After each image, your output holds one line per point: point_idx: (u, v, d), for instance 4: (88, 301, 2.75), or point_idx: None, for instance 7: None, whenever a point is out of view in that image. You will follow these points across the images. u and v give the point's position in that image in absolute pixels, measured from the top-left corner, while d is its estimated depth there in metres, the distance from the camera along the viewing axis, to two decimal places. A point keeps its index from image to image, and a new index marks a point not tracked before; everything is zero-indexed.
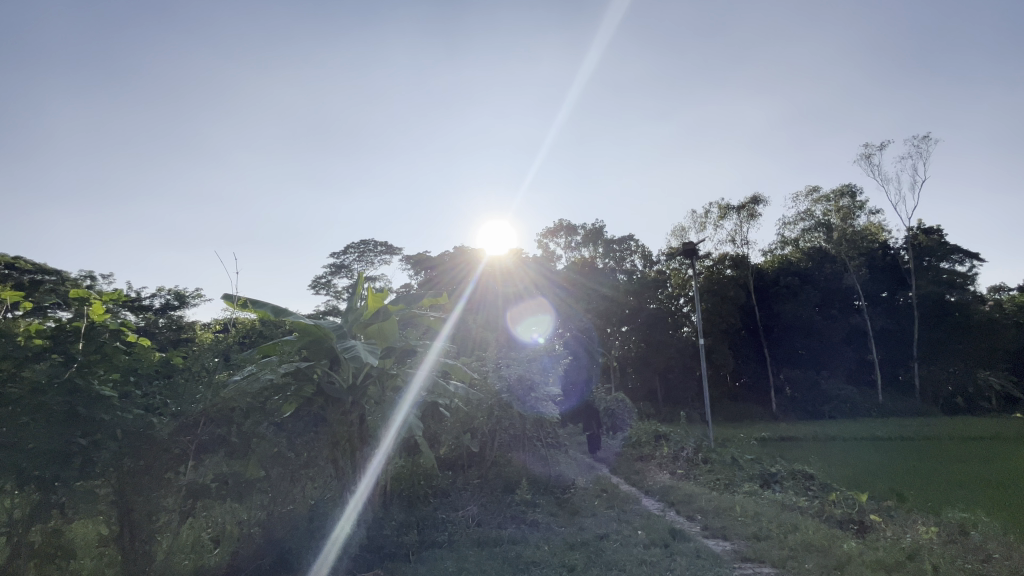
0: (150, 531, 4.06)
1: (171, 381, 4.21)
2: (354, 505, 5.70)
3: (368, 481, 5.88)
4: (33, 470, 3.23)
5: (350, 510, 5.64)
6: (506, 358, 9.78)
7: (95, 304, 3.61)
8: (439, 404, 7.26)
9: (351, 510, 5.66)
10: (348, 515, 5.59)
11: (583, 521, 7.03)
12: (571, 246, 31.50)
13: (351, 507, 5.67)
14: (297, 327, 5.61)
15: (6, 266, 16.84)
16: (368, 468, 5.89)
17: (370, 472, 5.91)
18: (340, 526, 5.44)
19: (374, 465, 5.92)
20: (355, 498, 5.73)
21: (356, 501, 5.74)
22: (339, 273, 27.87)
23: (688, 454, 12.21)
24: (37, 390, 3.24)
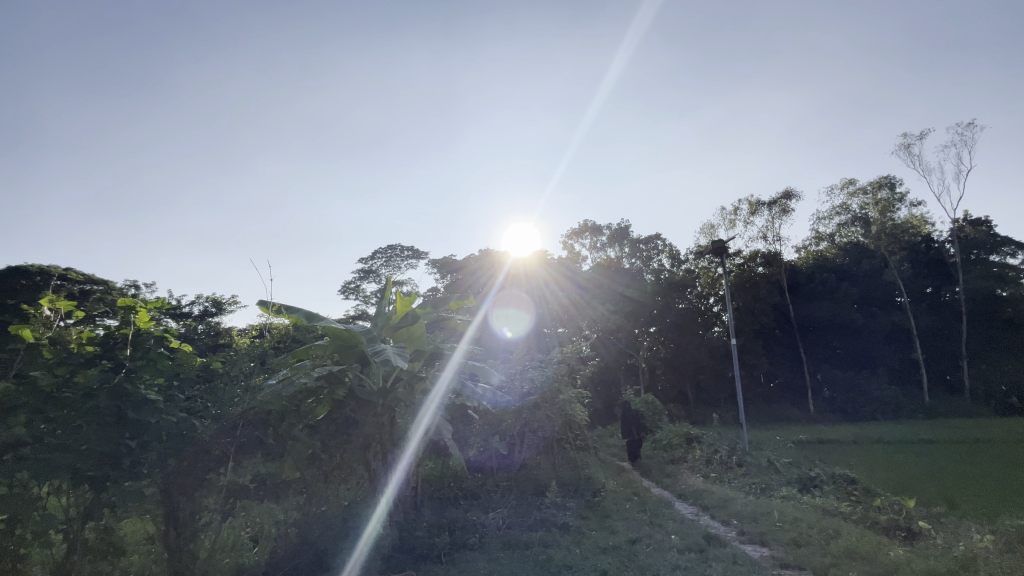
0: (194, 530, 4.23)
1: (212, 385, 4.36)
2: (383, 505, 5.91)
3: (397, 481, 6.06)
4: (86, 470, 3.41)
5: (379, 510, 5.86)
6: (532, 360, 9.86)
7: (141, 312, 3.76)
8: (469, 407, 7.31)
9: (380, 509, 5.88)
10: (377, 514, 5.81)
11: (615, 525, 6.94)
12: (596, 246, 31.27)
13: (380, 506, 5.89)
14: (328, 330, 5.76)
15: (59, 277, 17.89)
16: (397, 469, 6.04)
17: (399, 473, 6.05)
18: (370, 526, 5.64)
19: (401, 466, 6.05)
20: (384, 497, 5.96)
21: (385, 500, 5.96)
22: (368, 278, 28.42)
23: (722, 458, 11.93)
24: (89, 394, 3.41)
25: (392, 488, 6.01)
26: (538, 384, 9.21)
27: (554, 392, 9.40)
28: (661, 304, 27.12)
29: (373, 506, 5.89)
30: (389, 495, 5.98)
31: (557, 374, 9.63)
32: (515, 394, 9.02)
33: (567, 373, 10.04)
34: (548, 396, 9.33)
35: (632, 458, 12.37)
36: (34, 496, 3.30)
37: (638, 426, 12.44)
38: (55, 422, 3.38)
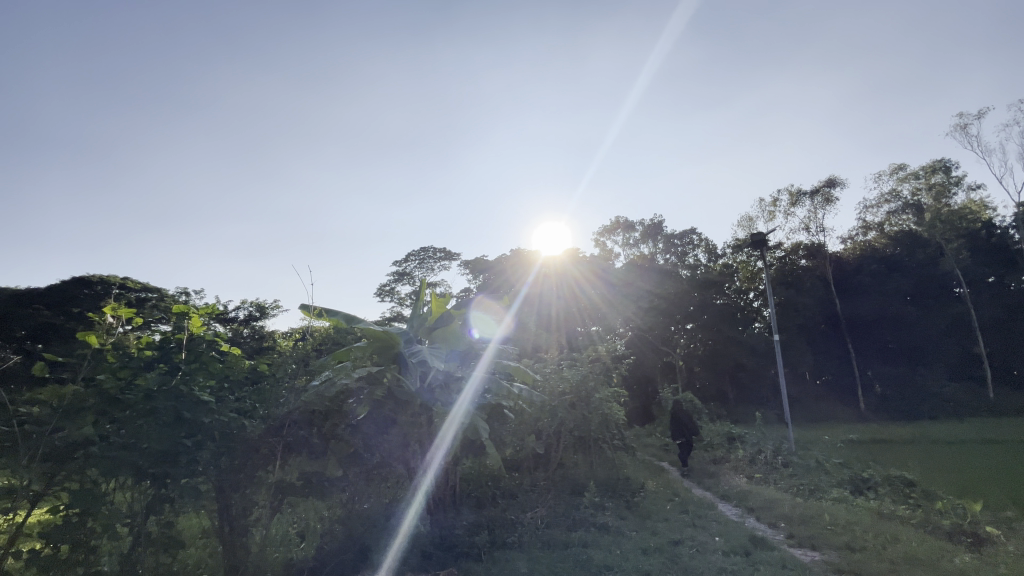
0: (246, 524, 4.45)
1: (260, 387, 4.57)
2: (416, 501, 6.03)
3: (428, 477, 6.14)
4: (148, 467, 3.59)
5: (412, 505, 5.99)
6: (566, 359, 9.94)
7: (195, 317, 3.95)
8: (504, 407, 7.37)
9: (412, 505, 6.00)
10: (410, 510, 5.94)
11: (655, 526, 6.82)
12: (629, 243, 30.82)
13: (412, 503, 6.00)
14: (367, 333, 5.95)
15: (119, 285, 19.07)
16: (428, 465, 6.11)
17: (430, 471, 6.14)
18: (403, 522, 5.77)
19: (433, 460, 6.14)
20: (416, 493, 6.06)
21: (417, 496, 6.06)
22: (402, 280, 28.96)
23: (767, 458, 11.55)
24: (149, 396, 3.60)
25: (423, 484, 6.09)
26: (574, 383, 9.19)
27: (589, 391, 9.33)
28: (698, 300, 26.45)
29: (405, 503, 6.00)
30: (422, 491, 6.09)
31: (592, 373, 9.55)
32: (551, 393, 9.04)
33: (603, 372, 9.94)
34: (584, 395, 9.27)
35: (683, 461, 11.72)
36: (102, 491, 3.47)
37: (691, 426, 11.83)
38: (119, 422, 3.56)
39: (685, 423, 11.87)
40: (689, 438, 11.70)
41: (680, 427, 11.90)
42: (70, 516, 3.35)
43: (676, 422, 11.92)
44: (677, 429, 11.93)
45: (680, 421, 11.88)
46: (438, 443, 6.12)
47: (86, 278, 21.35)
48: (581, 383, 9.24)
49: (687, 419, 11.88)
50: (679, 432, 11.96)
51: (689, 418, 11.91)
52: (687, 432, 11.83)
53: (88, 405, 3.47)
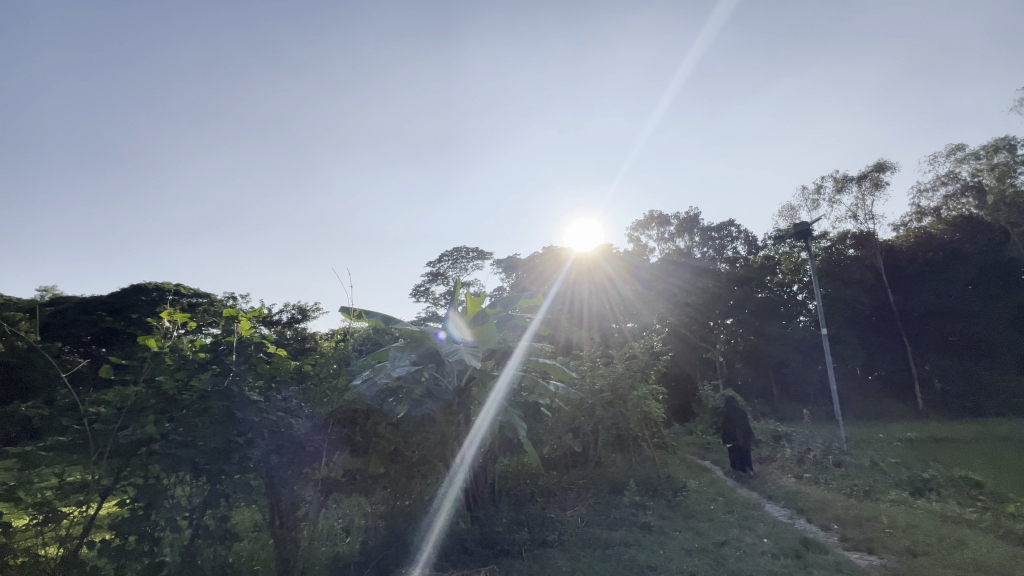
0: (295, 520, 4.61)
1: (304, 387, 4.72)
2: (442, 501, 6.05)
3: (456, 476, 6.18)
4: (204, 463, 3.77)
5: (439, 506, 6.00)
6: (602, 357, 9.84)
7: (243, 320, 4.13)
8: (541, 406, 7.36)
9: (438, 506, 5.99)
10: (438, 511, 5.97)
11: (700, 526, 6.65)
12: (664, 237, 30.18)
13: (438, 503, 6.01)
14: (405, 333, 6.14)
15: (173, 292, 20.18)
16: (456, 463, 6.13)
17: (458, 469, 6.15)
18: (430, 522, 5.80)
19: (463, 458, 6.15)
20: (443, 492, 6.08)
21: (444, 497, 6.08)
22: (437, 281, 29.37)
23: (816, 457, 11.07)
24: (204, 397, 3.78)
25: (449, 484, 6.11)
26: (611, 381, 9.11)
27: (626, 389, 9.19)
28: (738, 294, 25.65)
29: (435, 501, 6.00)
30: (450, 491, 6.11)
31: (630, 371, 9.41)
32: (588, 391, 8.99)
33: (641, 369, 9.78)
34: (622, 392, 9.16)
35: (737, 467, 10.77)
36: (163, 486, 3.65)
37: (746, 429, 10.88)
38: (176, 421, 3.73)
39: (738, 426, 10.96)
40: (744, 443, 10.76)
41: (734, 430, 10.99)
42: (136, 509, 3.55)
43: (730, 424, 11.05)
44: (729, 432, 11.04)
45: (734, 424, 10.96)
46: (469, 439, 6.17)
47: (143, 285, 22.69)
48: (618, 381, 9.15)
49: (742, 422, 10.94)
50: (732, 435, 11.04)
51: (744, 421, 10.96)
52: (742, 435, 10.88)
53: (149, 405, 3.66)
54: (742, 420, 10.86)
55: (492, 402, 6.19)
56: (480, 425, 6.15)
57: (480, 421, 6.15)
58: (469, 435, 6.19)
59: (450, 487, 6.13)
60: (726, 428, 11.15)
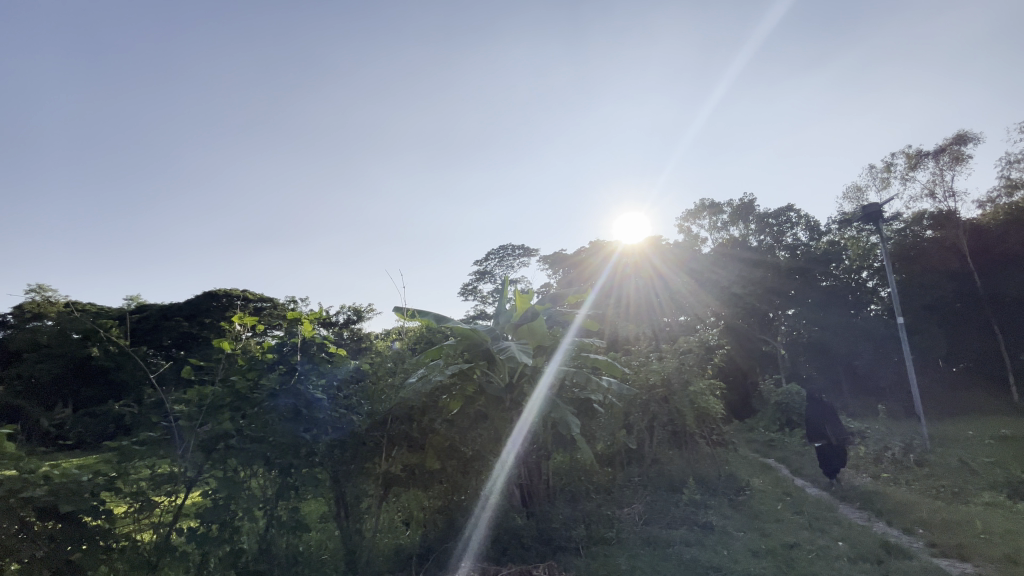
0: (358, 512, 4.82)
1: (363, 385, 4.82)
2: (487, 500, 5.95)
3: (499, 475, 6.09)
4: (276, 458, 4.01)
5: (484, 506, 5.90)
6: (656, 352, 9.66)
7: (306, 322, 4.33)
8: (593, 402, 7.27)
9: (482, 506, 5.90)
10: (481, 512, 5.86)
11: (766, 527, 6.36)
12: (717, 226, 29.09)
13: (482, 503, 5.91)
14: (456, 331, 6.17)
15: (241, 297, 21.54)
16: (501, 458, 6.07)
17: (502, 465, 6.08)
18: (474, 524, 5.71)
19: (508, 455, 6.12)
20: (487, 492, 5.98)
21: (488, 497, 5.98)
22: (484, 279, 29.70)
23: (895, 455, 10.30)
24: (273, 394, 3.99)
25: (492, 483, 6.01)
26: (665, 376, 8.87)
27: (682, 384, 8.96)
28: (799, 284, 24.41)
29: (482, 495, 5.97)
30: (494, 491, 6.02)
31: (685, 365, 9.15)
32: (642, 387, 8.82)
33: (697, 364, 9.46)
34: (677, 387, 8.92)
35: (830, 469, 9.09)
36: (239, 479, 3.90)
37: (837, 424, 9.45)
38: (249, 418, 3.97)
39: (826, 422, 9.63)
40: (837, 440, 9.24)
41: (822, 427, 9.58)
42: (217, 500, 3.79)
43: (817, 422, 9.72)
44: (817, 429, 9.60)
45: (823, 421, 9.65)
46: (512, 437, 6.13)
47: (213, 292, 24.37)
48: (675, 375, 8.94)
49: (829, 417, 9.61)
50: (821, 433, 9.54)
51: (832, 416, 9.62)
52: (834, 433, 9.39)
53: (224, 403, 3.91)
54: (831, 413, 9.59)
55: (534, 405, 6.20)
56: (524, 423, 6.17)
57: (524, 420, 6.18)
58: (513, 434, 6.18)
59: (494, 486, 6.04)
60: (813, 426, 9.72)
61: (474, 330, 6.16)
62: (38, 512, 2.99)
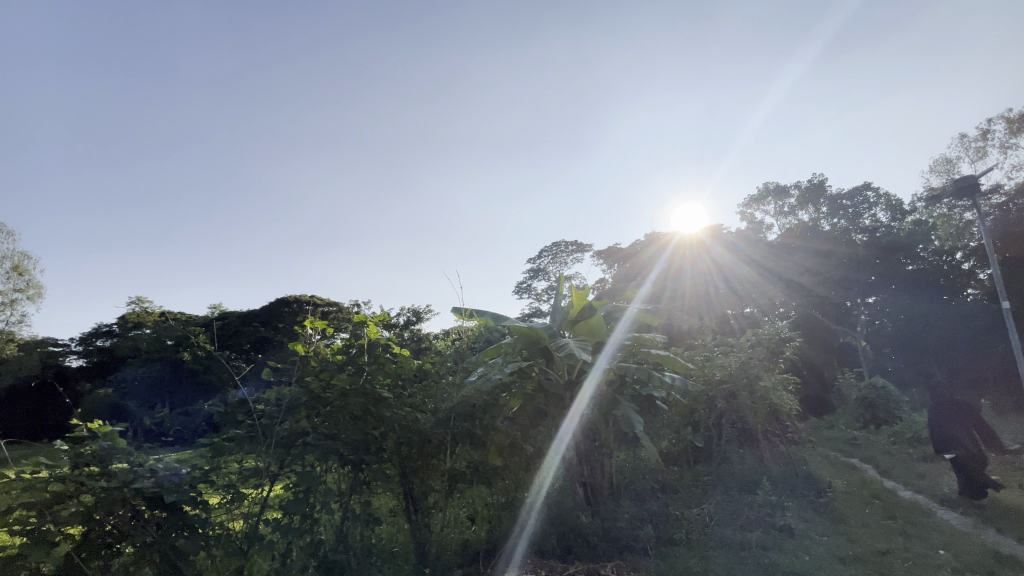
0: (426, 507, 4.99)
1: (426, 384, 4.92)
2: (534, 500, 5.73)
3: (547, 471, 5.90)
4: (349, 454, 4.25)
5: (530, 507, 5.67)
6: (722, 346, 9.31)
7: (371, 324, 4.46)
8: (655, 398, 7.08)
9: (529, 508, 5.67)
10: (529, 513, 5.65)
11: (853, 531, 5.92)
12: (783, 211, 27.46)
13: (529, 505, 5.68)
14: (514, 329, 6.28)
15: (311, 303, 22.86)
16: (547, 455, 5.88)
17: (550, 460, 5.92)
18: (520, 523, 5.56)
19: (558, 447, 5.99)
20: (533, 493, 5.76)
21: (533, 499, 5.74)
22: (538, 276, 29.73)
23: (1003, 456, 9.26)
24: (344, 393, 4.19)
25: (540, 483, 5.80)
26: (732, 371, 8.50)
27: (751, 378, 8.52)
28: (880, 268, 22.51)
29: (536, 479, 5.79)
30: (540, 492, 5.80)
31: (753, 359, 8.68)
32: (706, 383, 8.48)
33: (767, 358, 8.96)
34: (746, 383, 8.47)
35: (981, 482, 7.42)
36: (317, 474, 4.13)
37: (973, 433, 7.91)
38: (323, 416, 4.20)
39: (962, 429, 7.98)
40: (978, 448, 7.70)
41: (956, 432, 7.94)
42: (298, 493, 4.03)
43: (944, 431, 8.07)
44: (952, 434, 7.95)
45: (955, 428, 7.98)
46: (561, 430, 6.07)
47: (284, 298, 26.04)
48: (743, 369, 8.52)
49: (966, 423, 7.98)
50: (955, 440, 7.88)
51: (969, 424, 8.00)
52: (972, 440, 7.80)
53: (301, 403, 4.12)
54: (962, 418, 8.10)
55: (582, 401, 6.25)
56: (572, 418, 6.20)
57: (573, 415, 6.23)
58: (562, 427, 6.14)
59: (541, 487, 5.84)
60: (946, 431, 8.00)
61: (532, 327, 6.18)
62: (148, 502, 3.29)
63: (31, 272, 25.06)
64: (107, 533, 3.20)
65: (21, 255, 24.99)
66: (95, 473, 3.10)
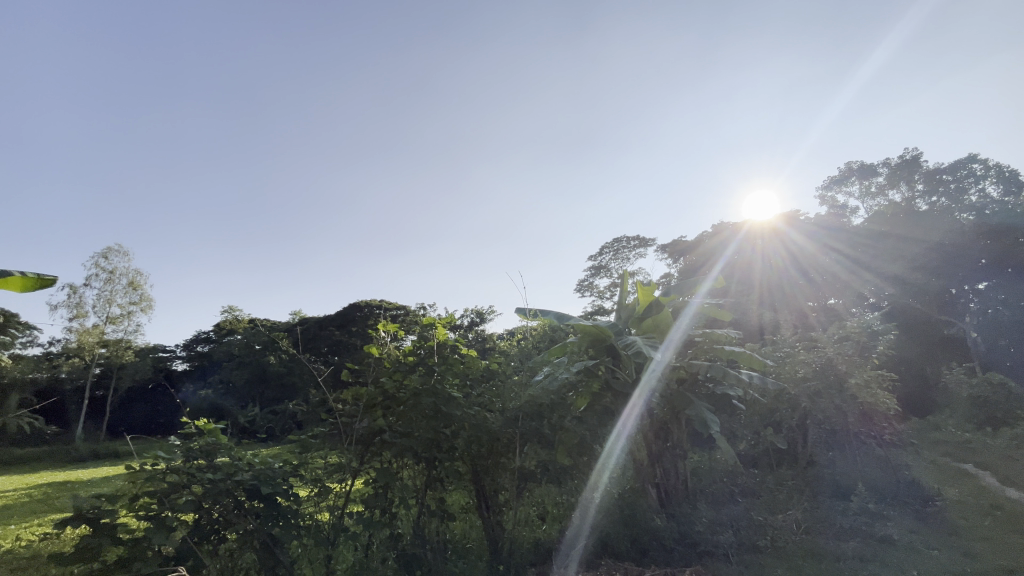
0: (497, 505, 5.06)
1: (493, 383, 4.98)
2: (592, 500, 5.62)
3: (606, 465, 5.76)
4: (422, 451, 4.37)
5: (586, 505, 5.56)
6: (805, 342, 8.69)
7: (439, 326, 4.60)
8: (731, 397, 6.74)
9: (585, 506, 5.56)
10: (586, 510, 5.56)
11: (969, 545, 5.30)
12: (871, 191, 25.11)
13: (587, 501, 5.58)
14: (579, 328, 6.17)
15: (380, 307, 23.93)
16: (606, 449, 5.74)
17: (609, 454, 5.76)
18: (580, 520, 5.47)
19: (616, 445, 5.84)
20: (590, 493, 5.62)
21: (590, 499, 5.61)
22: (600, 274, 29.25)
23: None
24: (416, 393, 4.29)
25: (598, 477, 5.65)
26: (816, 368, 7.91)
27: (840, 376, 7.85)
28: (993, 249, 19.92)
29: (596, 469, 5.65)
30: (598, 487, 5.66)
31: (841, 355, 8.00)
32: (788, 381, 7.92)
33: (860, 354, 8.18)
34: (832, 382, 7.83)
35: None
36: (394, 471, 4.33)
37: None
38: (397, 414, 4.34)
39: None
40: None
41: None
42: (378, 489, 4.23)
43: None
44: None
45: None
46: (619, 424, 5.87)
47: (357, 304, 27.51)
48: (830, 367, 7.91)
49: None
50: None
51: None
52: None
53: (377, 402, 4.29)
54: None
55: (638, 398, 5.96)
56: (627, 418, 5.94)
57: (627, 415, 5.96)
58: (617, 425, 5.92)
59: (598, 481, 5.69)
60: None
61: (600, 326, 6.06)
62: (248, 493, 3.56)
63: (144, 286, 28.22)
64: (213, 522, 3.50)
65: (135, 272, 28.21)
66: (203, 466, 3.44)
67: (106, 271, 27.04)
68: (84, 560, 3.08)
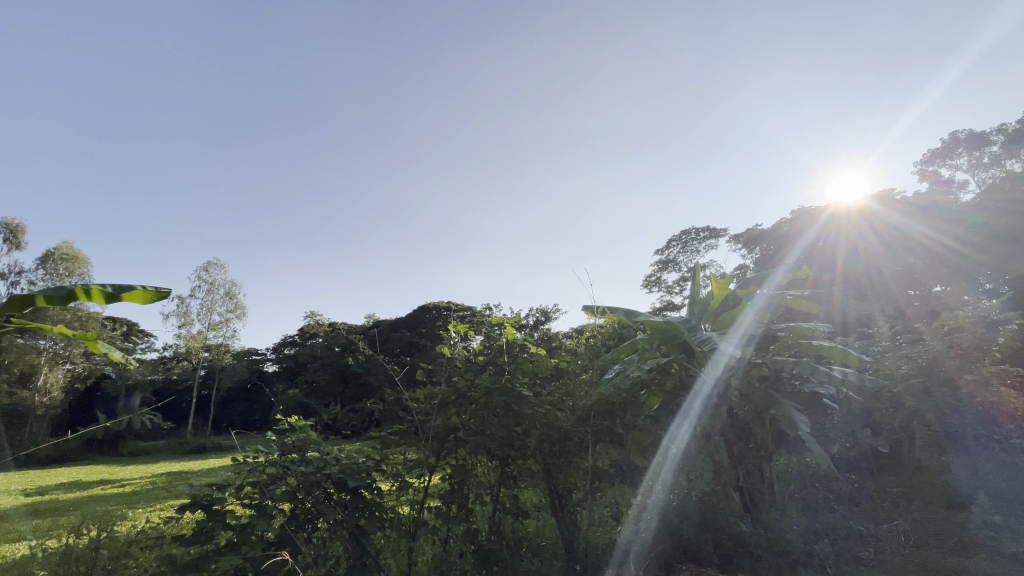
0: (570, 503, 5.02)
1: (563, 382, 4.92)
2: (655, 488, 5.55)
3: (667, 459, 5.53)
4: (495, 449, 4.41)
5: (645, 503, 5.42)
6: (908, 335, 7.87)
7: (507, 325, 4.62)
8: (822, 395, 6.26)
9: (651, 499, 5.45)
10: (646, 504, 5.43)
11: None
12: (982, 162, 22.22)
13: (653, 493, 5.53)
14: (649, 324, 5.94)
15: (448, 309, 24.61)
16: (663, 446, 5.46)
17: (665, 450, 5.49)
18: (643, 515, 5.33)
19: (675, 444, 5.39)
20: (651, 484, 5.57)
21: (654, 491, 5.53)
22: (668, 268, 28.24)
23: None
24: (487, 392, 4.35)
25: (658, 467, 5.54)
26: (922, 364, 7.16)
27: (952, 372, 7.01)
28: None
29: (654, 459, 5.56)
30: (659, 477, 5.51)
31: (952, 349, 7.17)
32: (887, 378, 7.33)
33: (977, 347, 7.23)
34: (942, 378, 7.03)
35: None
36: (469, 466, 4.46)
37: None
38: (469, 413, 4.40)
39: None
40: None
41: None
42: (454, 484, 4.35)
43: None
44: None
45: None
46: (678, 419, 5.47)
47: (426, 306, 28.55)
48: (939, 362, 7.11)
49: None
50: None
51: None
52: None
53: (450, 401, 4.37)
54: None
55: (700, 390, 5.50)
56: (684, 415, 5.51)
57: (685, 411, 5.54)
58: (673, 425, 5.55)
59: (660, 471, 5.55)
60: None
61: (670, 321, 5.79)
62: (336, 485, 3.80)
63: (238, 295, 31.05)
64: (307, 512, 3.76)
65: (231, 283, 31.14)
66: (296, 458, 3.70)
67: (207, 283, 30.08)
68: (201, 540, 3.49)
